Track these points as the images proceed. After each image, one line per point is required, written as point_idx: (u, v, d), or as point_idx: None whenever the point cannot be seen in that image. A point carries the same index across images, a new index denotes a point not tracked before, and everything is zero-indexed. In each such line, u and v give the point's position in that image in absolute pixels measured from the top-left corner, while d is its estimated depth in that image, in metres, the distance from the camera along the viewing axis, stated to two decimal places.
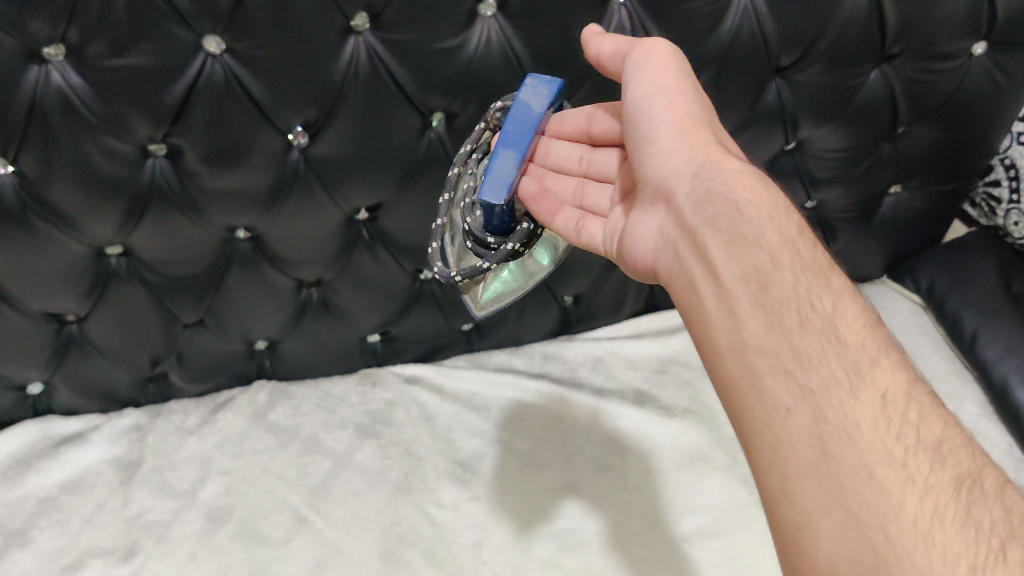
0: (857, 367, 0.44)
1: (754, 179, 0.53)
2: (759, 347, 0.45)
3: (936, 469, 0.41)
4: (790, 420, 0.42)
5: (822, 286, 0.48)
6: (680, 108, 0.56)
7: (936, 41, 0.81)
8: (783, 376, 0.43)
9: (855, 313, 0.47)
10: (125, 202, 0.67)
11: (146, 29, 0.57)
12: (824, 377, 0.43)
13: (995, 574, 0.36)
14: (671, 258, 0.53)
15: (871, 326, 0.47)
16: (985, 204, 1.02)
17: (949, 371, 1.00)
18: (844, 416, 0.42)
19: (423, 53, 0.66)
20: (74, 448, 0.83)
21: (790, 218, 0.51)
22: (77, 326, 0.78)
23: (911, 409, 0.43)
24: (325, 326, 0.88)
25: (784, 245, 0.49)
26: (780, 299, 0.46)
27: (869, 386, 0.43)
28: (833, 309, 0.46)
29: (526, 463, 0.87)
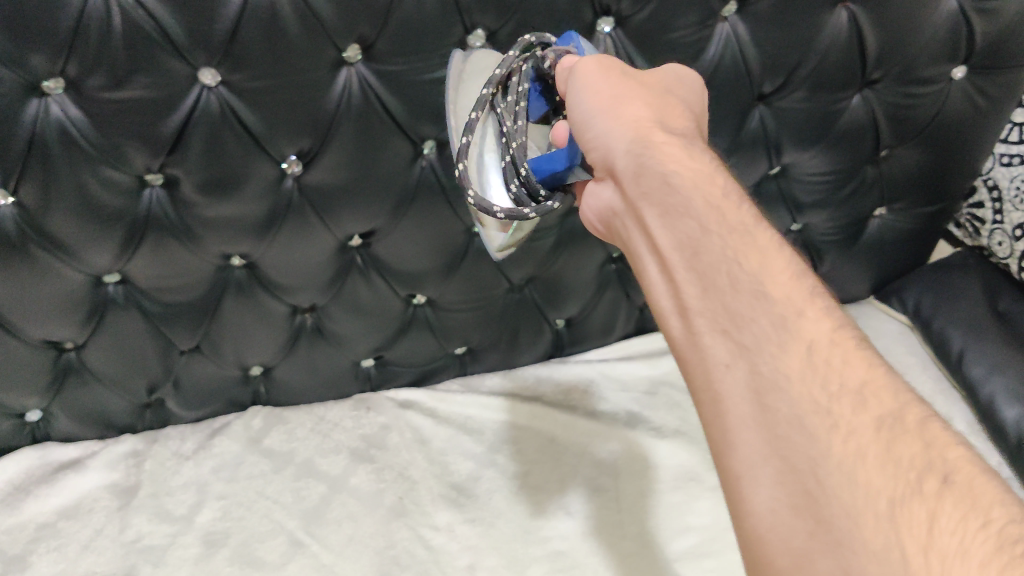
0: (785, 317, 0.43)
1: (681, 148, 0.51)
2: (698, 311, 0.45)
3: (858, 410, 0.39)
4: (727, 376, 0.42)
5: (753, 243, 0.46)
6: (616, 95, 0.54)
7: (916, 66, 0.83)
8: (721, 335, 0.43)
9: (782, 266, 0.45)
10: (123, 231, 0.69)
11: (144, 63, 0.58)
12: (753, 331, 0.42)
13: (914, 509, 0.35)
14: (626, 232, 0.53)
15: (799, 274, 0.45)
16: (969, 225, 1.04)
17: (937, 390, 1.01)
18: (776, 370, 0.41)
19: (414, 82, 0.67)
20: (71, 475, 0.84)
21: (719, 182, 0.50)
22: (76, 353, 0.79)
23: (836, 355, 0.41)
24: (320, 352, 0.89)
25: (717, 208, 0.48)
26: (711, 264, 0.45)
27: (796, 337, 0.42)
28: (762, 263, 0.45)
29: (519, 485, 0.88)
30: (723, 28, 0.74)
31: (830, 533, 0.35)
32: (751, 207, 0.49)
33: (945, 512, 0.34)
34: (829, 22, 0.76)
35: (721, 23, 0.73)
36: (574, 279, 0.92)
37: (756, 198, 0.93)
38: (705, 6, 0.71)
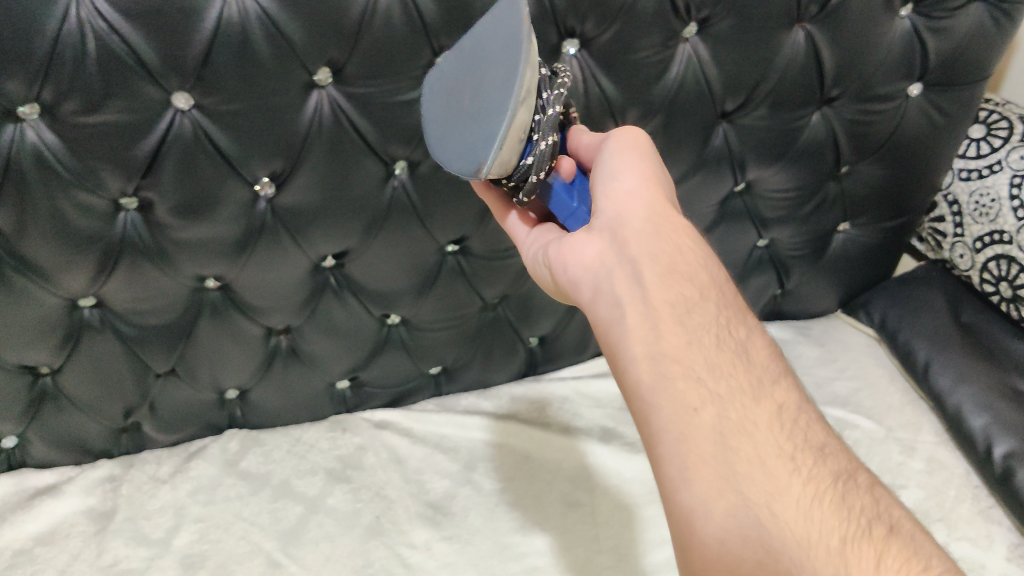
0: (756, 381, 0.51)
1: (684, 226, 0.58)
2: (677, 359, 0.50)
3: (818, 463, 0.48)
4: (697, 419, 0.48)
5: (733, 316, 0.54)
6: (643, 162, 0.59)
7: (873, 83, 0.85)
8: (695, 382, 0.49)
9: (764, 342, 0.54)
10: (98, 254, 0.70)
11: (118, 87, 0.60)
12: (731, 386, 0.50)
13: (863, 546, 0.44)
14: (595, 278, 0.56)
15: (772, 349, 0.54)
16: (932, 238, 1.06)
17: (906, 401, 1.02)
18: (743, 418, 0.48)
19: (385, 103, 0.69)
20: (49, 500, 0.84)
21: (714, 261, 0.57)
22: (52, 378, 0.79)
23: (803, 418, 0.50)
24: (295, 374, 0.90)
25: (707, 283, 0.55)
26: (699, 325, 0.52)
27: (770, 397, 0.50)
28: (740, 334, 0.54)
29: (496, 502, 0.88)
30: (685, 48, 0.76)
31: (774, 563, 0.44)
32: (731, 283, 0.57)
33: (890, 554, 0.44)
34: (787, 42, 0.78)
35: (683, 44, 0.76)
36: (547, 296, 0.93)
37: (721, 215, 0.95)
38: (666, 27, 0.73)
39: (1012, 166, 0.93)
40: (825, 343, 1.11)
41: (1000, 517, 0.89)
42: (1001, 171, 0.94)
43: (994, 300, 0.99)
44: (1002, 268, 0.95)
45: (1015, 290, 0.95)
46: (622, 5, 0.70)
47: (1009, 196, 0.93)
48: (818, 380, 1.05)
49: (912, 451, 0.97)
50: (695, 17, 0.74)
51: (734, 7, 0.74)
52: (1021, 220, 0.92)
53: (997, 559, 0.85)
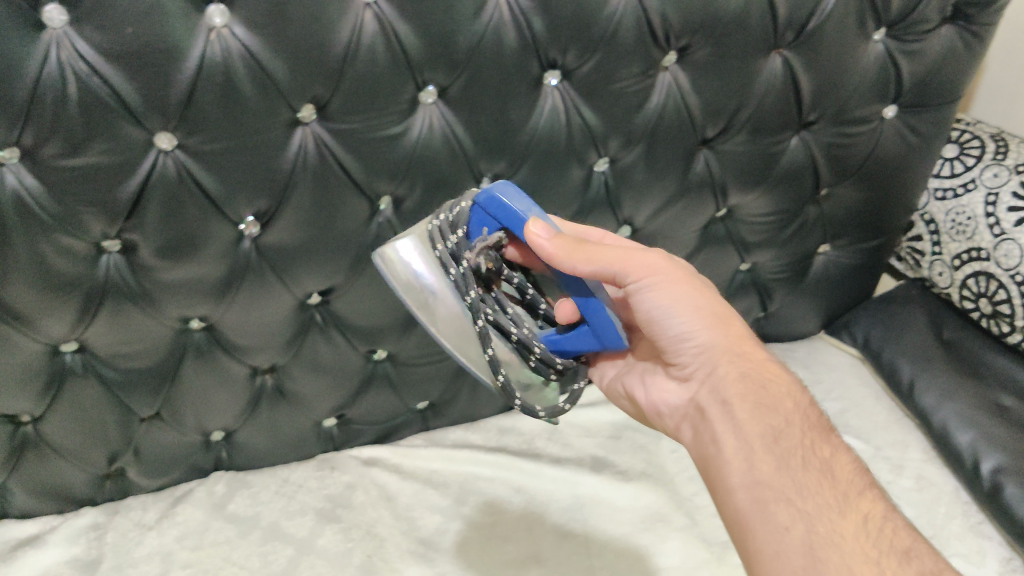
0: (839, 495, 0.53)
1: (767, 361, 0.62)
2: (768, 482, 0.53)
3: (902, 566, 0.48)
4: (786, 535, 0.50)
5: (818, 433, 0.58)
6: (694, 302, 0.61)
7: (850, 106, 0.87)
8: (785, 501, 0.52)
9: (849, 459, 0.57)
10: (81, 298, 0.69)
11: (99, 129, 0.59)
12: (821, 501, 0.52)
13: None
14: (700, 427, 0.61)
15: (859, 469, 0.56)
16: (910, 257, 1.08)
17: (892, 420, 1.03)
18: (830, 531, 0.50)
19: (369, 138, 0.69)
20: (31, 551, 0.81)
21: (800, 393, 0.61)
22: (33, 426, 0.77)
23: (886, 528, 0.52)
24: (282, 414, 0.89)
25: (791, 409, 0.58)
26: (788, 448, 0.55)
27: (855, 510, 0.52)
28: (824, 449, 0.57)
29: (489, 536, 0.88)
30: (665, 77, 0.77)
31: None
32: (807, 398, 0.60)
33: None
34: (764, 68, 0.79)
35: (663, 73, 0.76)
36: None
37: (704, 240, 0.95)
38: (646, 57, 0.73)
39: (986, 183, 0.95)
40: (809, 365, 1.11)
41: (991, 532, 0.90)
42: (976, 189, 0.96)
43: (974, 316, 1.00)
44: (982, 284, 0.96)
45: (995, 306, 0.96)
46: (603, 35, 0.70)
47: (985, 213, 0.94)
48: None
49: (900, 469, 0.97)
50: (674, 46, 0.74)
51: (713, 35, 0.75)
52: (997, 236, 0.93)
53: None
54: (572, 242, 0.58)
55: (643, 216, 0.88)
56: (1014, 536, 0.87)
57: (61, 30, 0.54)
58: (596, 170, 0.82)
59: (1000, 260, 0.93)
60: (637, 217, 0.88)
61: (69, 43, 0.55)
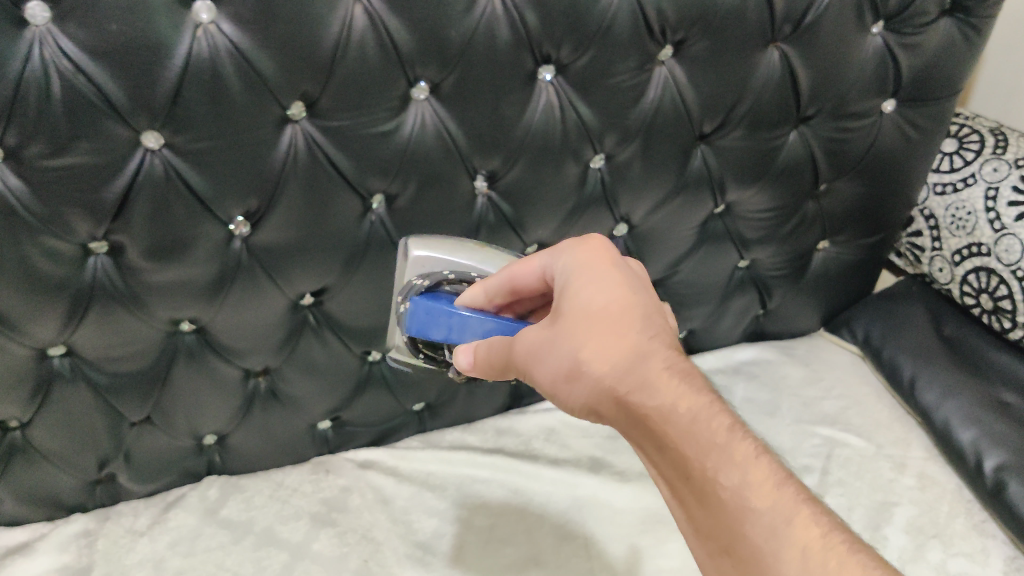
0: (781, 522, 0.42)
1: (660, 381, 0.47)
2: (707, 534, 0.44)
3: None
4: None
5: (727, 464, 0.44)
6: (568, 366, 0.50)
7: (848, 100, 0.85)
8: (728, 554, 0.43)
9: (770, 468, 0.45)
10: (67, 301, 0.67)
11: (84, 127, 0.58)
12: (766, 551, 0.41)
13: None
14: None
15: (781, 476, 0.44)
16: (909, 253, 1.07)
17: (893, 418, 1.02)
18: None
19: (360, 136, 0.68)
20: (20, 560, 0.80)
21: (704, 397, 0.47)
22: (21, 432, 0.76)
23: (828, 552, 0.40)
24: (275, 417, 0.88)
25: (685, 433, 0.46)
26: (703, 487, 0.45)
27: (791, 540, 0.41)
28: (742, 480, 0.44)
29: (487, 539, 0.86)
30: (661, 71, 0.75)
31: None
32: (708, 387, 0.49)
33: None
34: (762, 62, 0.78)
35: (659, 67, 0.75)
36: None
37: (702, 237, 0.94)
38: (642, 51, 0.72)
39: (986, 178, 0.94)
40: (809, 362, 1.10)
41: (995, 531, 0.89)
42: (976, 184, 0.95)
43: (976, 312, 0.99)
44: (983, 280, 0.95)
45: (996, 302, 0.95)
46: (598, 29, 0.69)
47: (985, 208, 0.93)
48: (805, 399, 1.04)
49: (902, 467, 0.96)
50: (670, 40, 0.73)
51: (709, 28, 0.73)
52: (997, 232, 0.92)
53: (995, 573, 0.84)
54: (484, 364, 0.57)
55: (640, 213, 0.87)
56: (1017, 534, 0.86)
57: (43, 27, 0.53)
58: (593, 167, 0.80)
59: (1001, 255, 0.92)
60: (634, 215, 0.87)
61: (52, 41, 0.54)
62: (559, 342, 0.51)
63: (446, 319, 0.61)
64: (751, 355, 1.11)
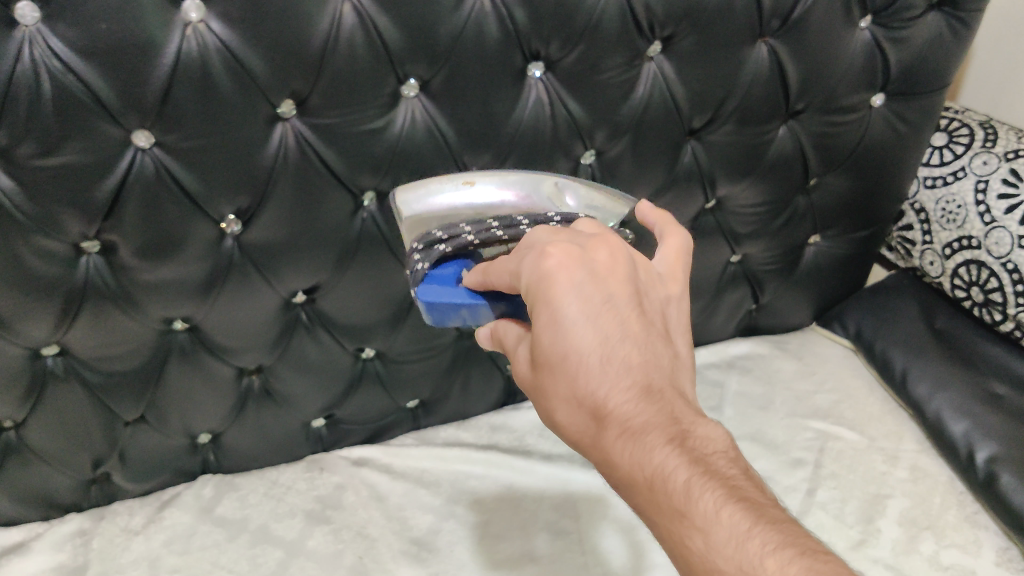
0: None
1: (619, 441, 0.46)
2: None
3: None
4: None
5: (692, 527, 0.44)
6: (551, 415, 0.50)
7: (837, 95, 0.86)
8: None
9: (737, 519, 0.43)
10: (60, 300, 0.67)
11: (75, 126, 0.58)
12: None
13: None
14: None
15: (748, 524, 0.42)
16: (901, 247, 1.07)
17: (885, 411, 1.02)
18: None
19: (351, 133, 0.68)
20: (16, 560, 0.80)
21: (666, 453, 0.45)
22: (16, 432, 0.76)
23: None
24: (268, 415, 0.88)
25: (651, 499, 0.45)
26: (678, 548, 0.45)
27: None
28: (707, 544, 0.43)
29: (481, 535, 0.87)
30: (651, 67, 0.76)
31: None
32: (671, 430, 0.46)
33: None
34: (750, 57, 0.79)
35: (648, 63, 0.75)
36: None
37: (694, 232, 0.95)
38: (631, 47, 0.73)
39: (975, 171, 0.94)
40: (802, 356, 1.11)
41: (987, 522, 0.89)
42: (965, 177, 0.95)
43: (966, 305, 1.00)
44: (973, 273, 0.96)
45: (987, 295, 0.95)
46: (587, 25, 0.69)
47: (975, 202, 0.94)
48: (798, 393, 1.04)
49: (895, 460, 0.96)
50: (659, 36, 0.73)
51: (698, 23, 0.74)
52: (988, 224, 0.92)
53: (987, 564, 0.84)
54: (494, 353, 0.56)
55: None
56: (1009, 525, 0.86)
57: (34, 27, 0.53)
58: (583, 163, 0.81)
59: (991, 248, 0.92)
60: None
61: (42, 40, 0.54)
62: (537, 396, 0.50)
63: (456, 311, 0.57)
64: (744, 349, 1.11)
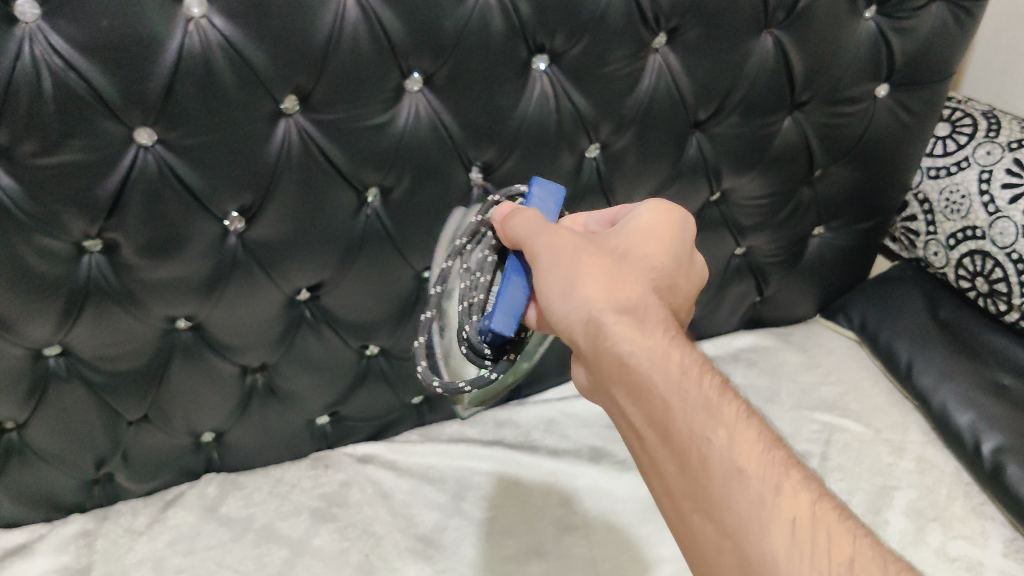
0: (767, 491, 0.43)
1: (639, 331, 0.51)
2: (680, 491, 0.45)
3: None
4: (720, 560, 0.43)
5: (716, 425, 0.46)
6: (565, 287, 0.53)
7: (842, 85, 0.85)
8: (701, 516, 0.44)
9: (756, 436, 0.46)
10: (62, 300, 0.67)
11: (76, 124, 0.57)
12: (754, 511, 0.42)
13: None
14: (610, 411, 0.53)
15: (770, 447, 0.46)
16: (904, 238, 1.07)
17: (891, 403, 1.02)
18: (762, 550, 0.41)
19: (354, 128, 0.67)
20: (19, 562, 0.80)
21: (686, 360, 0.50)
22: (18, 433, 0.75)
23: (821, 535, 0.41)
24: (273, 412, 0.87)
25: (666, 384, 0.48)
26: (679, 442, 0.46)
27: (779, 512, 0.42)
28: (729, 442, 0.45)
29: (489, 532, 0.86)
30: (656, 59, 0.75)
31: None
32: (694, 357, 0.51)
33: None
34: (755, 48, 0.78)
35: (653, 55, 0.75)
36: None
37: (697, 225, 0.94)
38: (637, 38, 0.72)
39: (979, 161, 0.94)
40: (807, 348, 1.10)
41: (993, 513, 0.89)
42: (969, 167, 0.95)
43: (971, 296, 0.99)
44: (977, 263, 0.95)
45: (992, 285, 0.95)
46: (592, 18, 0.69)
47: (979, 191, 0.93)
48: (803, 385, 1.04)
49: (901, 451, 0.96)
50: (664, 27, 0.73)
51: (703, 15, 0.73)
52: (992, 214, 0.92)
53: (995, 555, 0.84)
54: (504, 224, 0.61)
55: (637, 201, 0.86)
56: (1016, 516, 0.86)
57: (34, 24, 0.52)
58: (587, 157, 0.80)
59: (995, 238, 0.92)
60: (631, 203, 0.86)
61: (43, 37, 0.53)
62: (569, 268, 0.54)
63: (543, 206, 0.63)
64: (749, 341, 1.11)
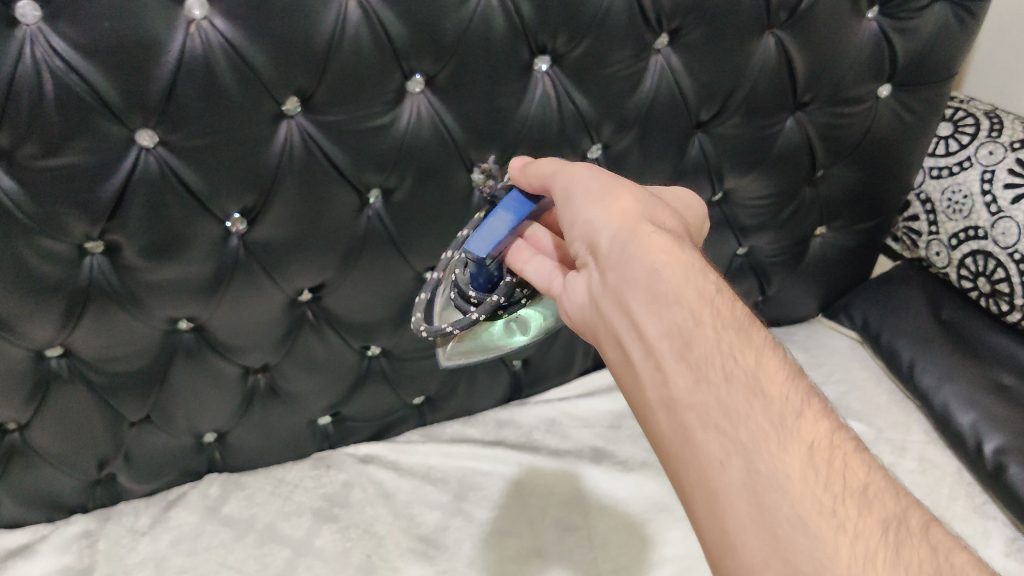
0: (789, 415, 0.41)
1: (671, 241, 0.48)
2: (687, 404, 0.43)
3: (863, 513, 0.38)
4: (724, 473, 0.40)
5: (746, 348, 0.44)
6: (599, 199, 0.51)
7: (844, 85, 0.85)
8: (713, 430, 0.41)
9: (778, 365, 0.44)
10: (64, 302, 0.67)
11: (77, 126, 0.57)
12: (774, 429, 0.40)
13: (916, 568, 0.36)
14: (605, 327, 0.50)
15: (793, 377, 0.44)
16: (906, 238, 1.07)
17: (893, 403, 1.02)
18: (775, 468, 0.39)
19: (356, 130, 0.67)
20: (21, 562, 0.80)
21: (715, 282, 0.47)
22: (19, 434, 0.75)
23: (836, 458, 0.40)
24: (275, 413, 0.87)
25: (697, 297, 0.45)
26: (702, 356, 0.43)
27: (797, 437, 0.41)
28: (755, 365, 0.43)
29: (491, 531, 0.86)
30: (657, 60, 0.75)
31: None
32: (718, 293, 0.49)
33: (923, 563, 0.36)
34: (757, 49, 0.78)
35: (655, 56, 0.75)
36: None
37: None
38: (639, 39, 0.72)
39: (981, 161, 0.93)
40: (809, 347, 1.10)
41: (995, 513, 0.89)
42: (971, 167, 0.95)
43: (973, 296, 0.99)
44: (979, 263, 0.95)
45: (994, 285, 0.95)
46: (593, 19, 0.68)
47: (982, 191, 0.93)
48: None
49: (902, 451, 0.96)
50: (666, 28, 0.73)
51: (705, 15, 0.73)
52: (994, 215, 0.92)
53: (996, 555, 0.84)
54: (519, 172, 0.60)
55: None
56: (1018, 516, 0.86)
57: (34, 26, 0.52)
58: (590, 157, 0.80)
59: (997, 238, 0.92)
60: None
61: (43, 40, 0.53)
62: (608, 187, 0.51)
63: None
64: None
